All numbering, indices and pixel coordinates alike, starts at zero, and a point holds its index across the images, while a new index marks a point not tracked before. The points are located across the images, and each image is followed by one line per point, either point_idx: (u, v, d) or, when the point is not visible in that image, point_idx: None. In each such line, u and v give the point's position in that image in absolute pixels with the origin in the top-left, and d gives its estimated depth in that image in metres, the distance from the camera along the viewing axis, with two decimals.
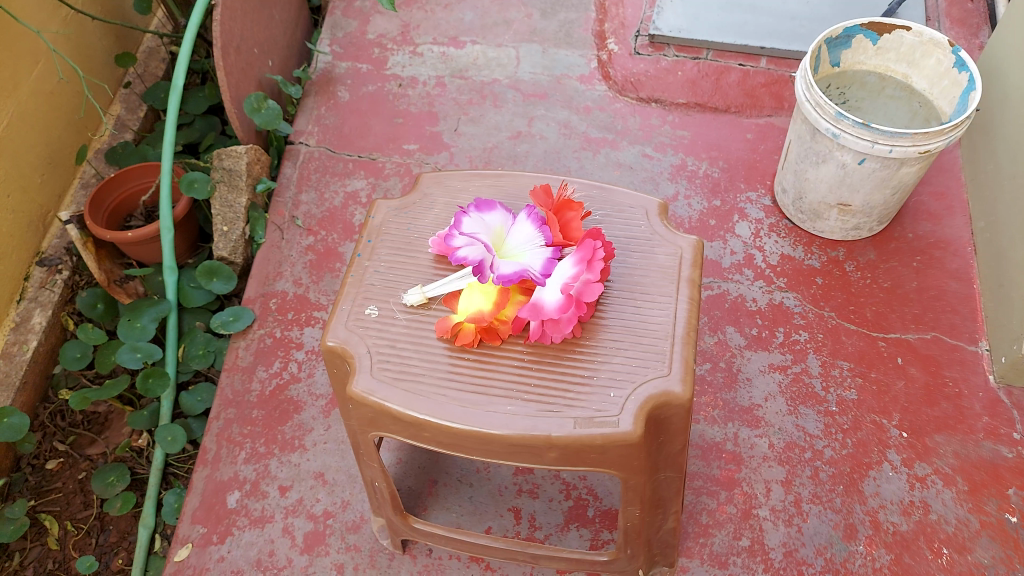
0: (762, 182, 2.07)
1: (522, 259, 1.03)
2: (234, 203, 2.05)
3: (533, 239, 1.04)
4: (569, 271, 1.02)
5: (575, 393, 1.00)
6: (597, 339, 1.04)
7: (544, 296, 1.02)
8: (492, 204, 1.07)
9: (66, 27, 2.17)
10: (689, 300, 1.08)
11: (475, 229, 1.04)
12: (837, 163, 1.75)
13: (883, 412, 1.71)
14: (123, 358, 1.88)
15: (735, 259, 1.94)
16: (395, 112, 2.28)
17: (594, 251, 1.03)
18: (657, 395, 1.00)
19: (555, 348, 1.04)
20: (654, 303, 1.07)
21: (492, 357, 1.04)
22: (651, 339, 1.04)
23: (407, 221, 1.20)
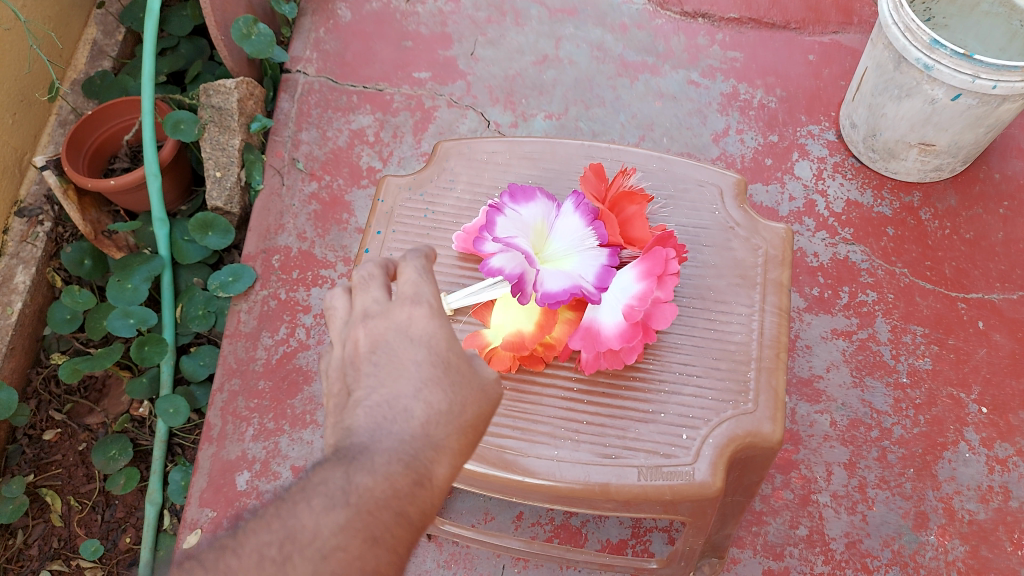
0: (826, 113, 1.81)
1: (571, 267, 0.86)
2: (227, 145, 1.82)
3: (583, 240, 0.87)
4: (633, 286, 0.85)
5: (636, 435, 0.86)
6: (661, 365, 0.89)
7: (602, 318, 0.86)
8: (530, 194, 0.89)
9: None
10: (778, 311, 0.92)
11: (512, 229, 0.86)
12: (924, 98, 1.49)
13: (961, 385, 1.53)
14: (113, 325, 1.70)
15: (794, 206, 1.70)
16: (403, 34, 2.00)
17: (665, 261, 0.85)
18: (740, 437, 0.86)
19: (607, 378, 0.89)
20: (732, 314, 0.92)
21: (534, 386, 0.89)
22: (731, 364, 0.89)
23: (422, 205, 1.05)
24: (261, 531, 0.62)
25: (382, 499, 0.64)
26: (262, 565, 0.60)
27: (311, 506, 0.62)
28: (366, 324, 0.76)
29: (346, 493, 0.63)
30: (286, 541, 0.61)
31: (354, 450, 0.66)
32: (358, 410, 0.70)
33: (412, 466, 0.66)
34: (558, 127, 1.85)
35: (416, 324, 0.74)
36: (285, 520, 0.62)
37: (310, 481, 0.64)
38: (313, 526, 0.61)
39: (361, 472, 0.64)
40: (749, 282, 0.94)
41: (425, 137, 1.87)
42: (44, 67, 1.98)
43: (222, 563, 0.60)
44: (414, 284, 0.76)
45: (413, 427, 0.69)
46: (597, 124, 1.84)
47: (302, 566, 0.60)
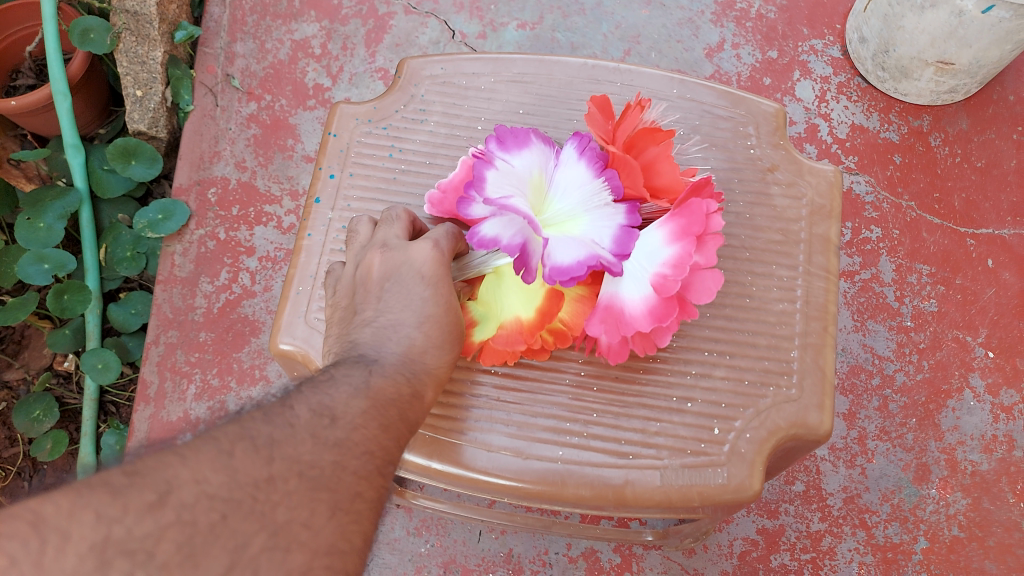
0: (829, 25, 1.63)
1: (580, 232, 0.72)
2: (148, 58, 1.54)
3: (593, 196, 0.73)
4: (663, 251, 0.71)
5: (655, 429, 0.82)
6: (688, 343, 0.85)
7: (626, 292, 0.74)
8: (526, 142, 0.76)
9: None
10: (825, 274, 0.90)
11: (505, 188, 0.71)
12: (950, 10, 1.32)
13: (967, 327, 1.43)
14: (26, 272, 1.48)
15: (796, 131, 1.54)
16: None
17: (704, 218, 0.70)
18: (785, 429, 0.83)
19: (621, 361, 0.84)
20: (773, 279, 0.89)
21: (535, 365, 0.83)
22: (773, 341, 0.86)
23: (388, 142, 0.97)
24: (303, 399, 0.66)
25: (392, 398, 0.70)
26: (310, 424, 0.64)
27: (342, 390, 0.68)
28: (382, 254, 0.81)
29: (367, 388, 0.69)
30: (322, 412, 0.65)
31: (366, 358, 0.73)
32: (366, 328, 0.77)
33: (413, 382, 0.73)
34: (532, 38, 1.63)
35: (430, 263, 0.78)
36: (319, 396, 0.66)
37: (334, 374, 0.70)
38: (344, 405, 0.67)
39: (375, 374, 0.71)
40: (791, 241, 0.91)
41: (379, 50, 1.63)
42: None
43: (284, 416, 0.64)
44: (440, 230, 0.82)
45: (414, 352, 0.75)
46: (576, 35, 1.63)
47: (340, 431, 0.65)
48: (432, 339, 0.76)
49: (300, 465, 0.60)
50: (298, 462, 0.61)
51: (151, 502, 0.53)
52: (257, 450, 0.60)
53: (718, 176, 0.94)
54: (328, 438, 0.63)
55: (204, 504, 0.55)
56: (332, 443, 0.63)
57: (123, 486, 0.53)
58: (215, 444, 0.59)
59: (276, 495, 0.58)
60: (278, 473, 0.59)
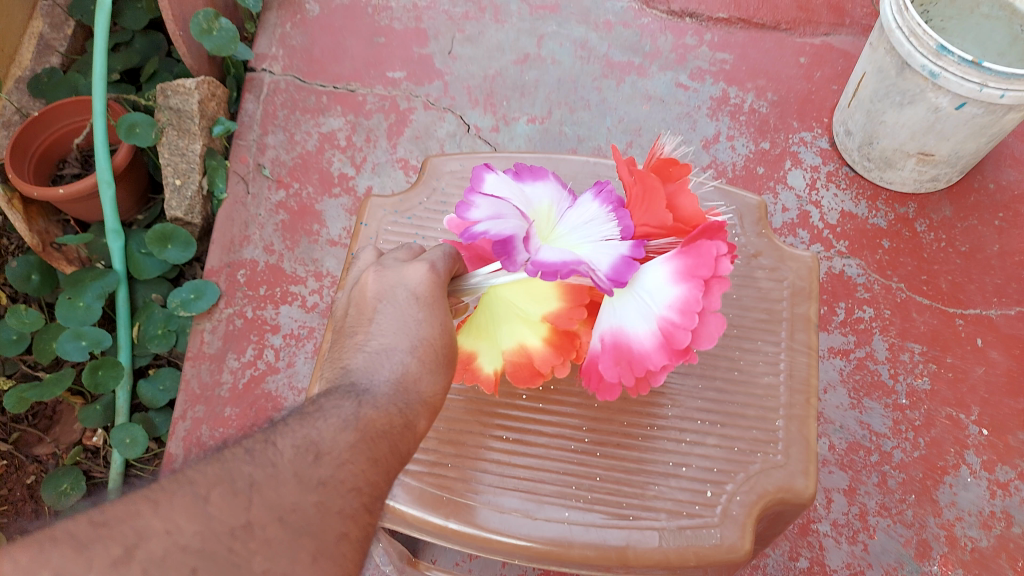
0: (819, 119, 1.75)
1: (581, 253, 0.78)
2: (187, 150, 1.68)
3: (599, 229, 0.80)
4: (670, 288, 0.76)
5: (654, 492, 0.89)
6: (682, 413, 0.92)
7: (635, 329, 0.79)
8: (543, 180, 0.86)
9: None
10: (806, 350, 0.97)
11: (503, 192, 0.83)
12: (928, 107, 1.43)
13: (960, 405, 1.49)
14: (64, 349, 1.58)
15: (788, 217, 1.65)
16: (375, 30, 1.87)
17: (714, 261, 0.74)
18: (773, 493, 0.89)
19: (621, 429, 0.91)
20: (759, 355, 0.97)
21: (543, 431, 0.91)
22: (761, 412, 0.93)
23: (412, 231, 1.07)
24: (289, 434, 0.69)
25: (383, 431, 0.72)
26: (293, 463, 0.67)
27: (330, 423, 0.70)
28: (377, 276, 0.83)
29: (357, 419, 0.71)
30: (309, 447, 0.68)
31: (358, 388, 0.74)
32: (359, 354, 0.78)
33: (407, 411, 0.74)
34: (542, 132, 1.76)
35: (424, 284, 0.81)
36: (306, 431, 0.69)
37: (324, 404, 0.72)
38: (331, 440, 0.69)
39: (366, 406, 0.72)
40: (775, 319, 0.99)
41: (400, 142, 1.76)
42: None
43: (268, 454, 0.67)
44: (435, 251, 0.85)
45: (406, 380, 0.76)
46: (582, 128, 1.75)
47: (325, 468, 0.67)
48: (425, 364, 0.77)
49: (280, 510, 0.64)
50: (279, 505, 0.64)
51: (118, 556, 0.58)
52: (235, 493, 0.63)
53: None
54: (319, 476, 0.66)
55: (175, 556, 0.59)
56: (320, 480, 0.66)
57: (87, 540, 0.58)
58: (191, 488, 0.63)
59: (255, 543, 0.61)
60: (257, 519, 0.62)
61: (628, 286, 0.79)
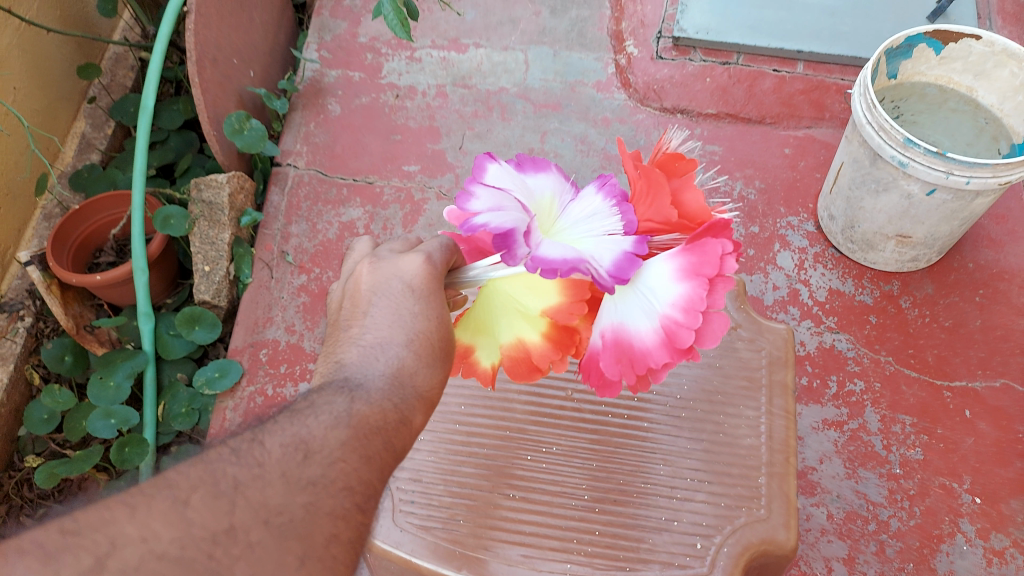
0: (804, 204, 1.87)
1: (585, 250, 0.79)
2: (216, 239, 1.82)
3: (602, 226, 0.82)
4: (676, 287, 0.78)
5: (637, 548, 1.10)
6: (676, 478, 1.16)
7: (639, 327, 0.81)
8: (544, 174, 0.88)
9: (19, 39, 1.89)
10: (783, 413, 1.21)
11: (505, 183, 0.85)
12: (901, 193, 1.55)
13: (952, 474, 1.54)
14: (94, 427, 1.66)
15: (778, 295, 1.75)
16: (393, 128, 2.04)
17: (718, 261, 0.75)
18: (757, 544, 1.10)
19: (614, 493, 1.15)
20: (741, 419, 1.20)
21: (545, 493, 1.14)
22: (745, 470, 1.16)
23: None
24: (277, 433, 0.79)
25: (376, 426, 0.82)
26: (282, 461, 0.77)
27: (321, 420, 0.80)
28: (375, 273, 0.93)
29: (349, 417, 0.81)
30: (300, 446, 0.78)
31: (352, 384, 0.84)
32: (354, 348, 0.89)
33: (401, 407, 0.84)
34: None
35: (416, 275, 0.90)
36: (296, 429, 0.79)
37: (318, 402, 0.82)
38: (321, 438, 0.79)
39: (357, 403, 0.82)
40: (755, 384, 1.24)
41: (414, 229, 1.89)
42: (31, 162, 1.98)
43: (254, 454, 0.76)
44: (433, 243, 0.94)
45: (403, 373, 0.86)
46: None
47: (314, 467, 0.77)
48: (421, 358, 0.87)
49: (266, 513, 0.73)
50: (264, 508, 0.73)
51: (90, 565, 0.65)
52: (217, 496, 0.72)
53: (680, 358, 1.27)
54: (309, 474, 0.76)
55: (148, 563, 0.66)
56: (311, 479, 0.76)
57: (57, 548, 0.65)
58: (170, 492, 0.71)
59: (237, 548, 0.70)
60: (239, 522, 0.71)
61: (633, 284, 0.82)
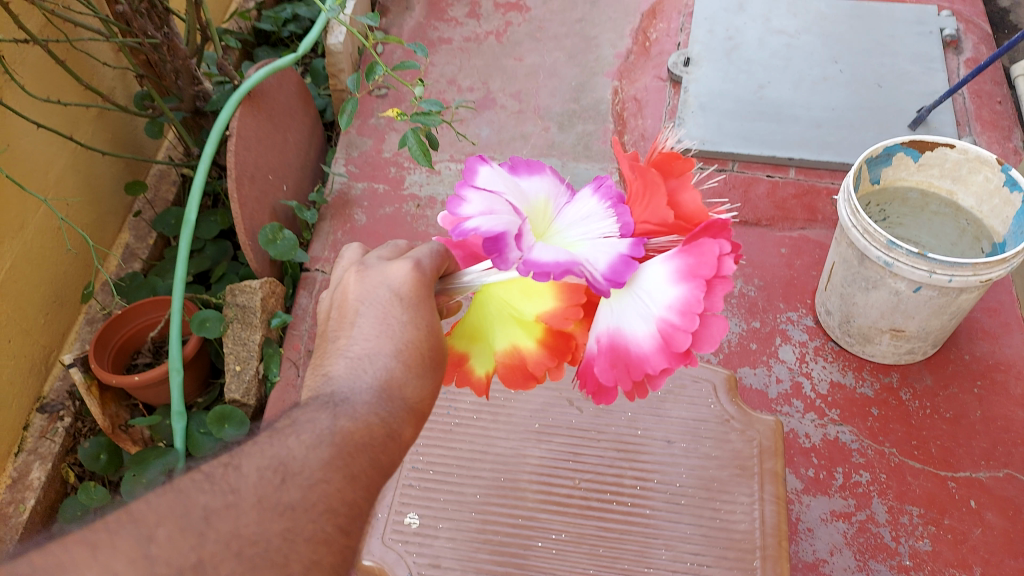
0: (803, 301, 1.97)
1: (580, 252, 0.86)
2: (248, 340, 1.94)
3: (595, 228, 0.88)
4: (673, 289, 0.81)
5: None
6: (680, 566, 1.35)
7: (637, 331, 0.85)
8: (536, 172, 0.94)
9: (74, 160, 2.08)
10: (774, 499, 1.40)
11: (496, 184, 0.90)
12: (890, 290, 1.64)
13: (962, 565, 1.57)
14: None
15: (782, 388, 1.83)
16: (414, 235, 2.18)
17: (715, 262, 0.79)
18: None
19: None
20: (736, 505, 1.41)
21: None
22: (741, 554, 1.35)
23: (445, 404, 1.56)
24: (252, 459, 0.81)
25: (362, 443, 0.86)
26: (258, 486, 0.79)
27: (303, 440, 0.83)
28: (362, 283, 0.98)
29: (331, 435, 0.85)
30: (280, 468, 0.81)
31: (335, 400, 0.88)
32: (342, 359, 0.93)
33: (388, 421, 0.89)
34: None
35: (404, 282, 0.96)
36: (275, 452, 0.82)
37: (302, 419, 0.86)
38: (301, 459, 0.82)
39: (340, 419, 0.87)
40: (748, 472, 1.44)
41: None
42: (78, 270, 2.13)
43: (228, 480, 0.79)
44: (421, 250, 0.99)
45: (392, 384, 0.91)
46: None
47: (290, 493, 0.80)
48: (409, 370, 0.92)
49: (238, 544, 0.75)
50: (236, 538, 0.75)
51: None
52: (184, 531, 0.74)
53: (677, 452, 1.49)
54: (288, 498, 0.79)
55: None
56: (291, 504, 0.79)
57: None
58: (135, 528, 0.73)
59: None
60: (207, 555, 0.73)
61: (631, 287, 0.86)
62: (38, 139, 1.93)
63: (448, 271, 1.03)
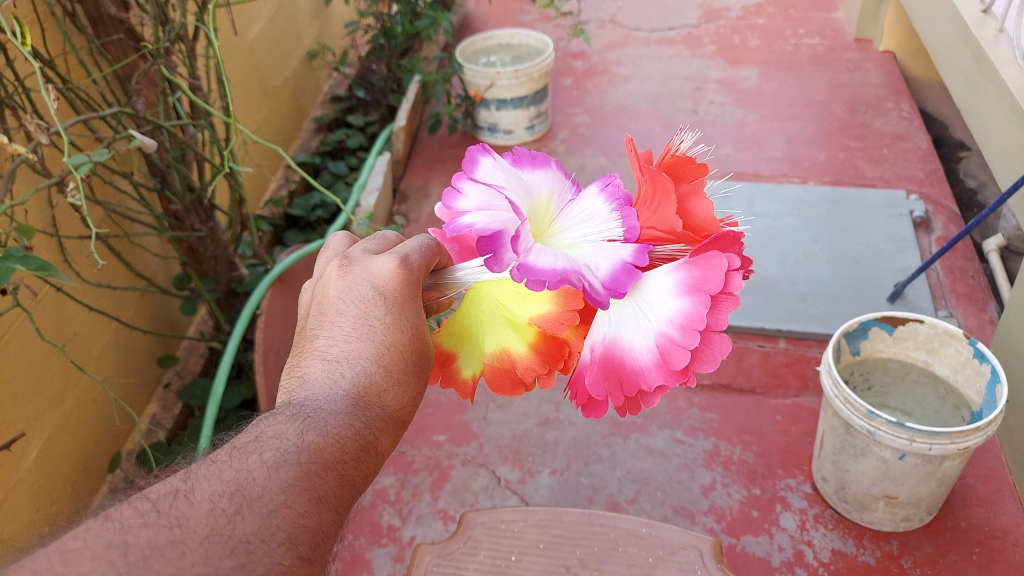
0: (800, 467, 2.04)
1: (581, 257, 0.84)
2: None
3: (599, 232, 0.87)
4: (678, 301, 0.81)
5: None
6: None
7: (636, 344, 0.84)
8: (541, 167, 0.93)
9: (116, 337, 2.26)
10: None
11: (497, 179, 0.90)
12: (877, 457, 1.72)
13: None
14: None
15: (784, 555, 1.86)
16: (425, 402, 2.30)
17: (723, 277, 0.78)
18: None
19: None
20: None
21: None
22: None
23: (451, 569, 1.63)
24: (208, 485, 0.81)
25: (330, 458, 0.86)
26: (211, 518, 0.78)
27: (266, 459, 0.84)
28: (346, 280, 1.01)
29: (297, 452, 0.85)
30: (236, 494, 0.80)
31: (305, 414, 0.90)
32: (319, 363, 0.96)
33: (362, 434, 0.91)
34: (562, 482, 2.06)
35: (387, 280, 0.98)
36: (236, 473, 0.82)
37: (266, 434, 0.87)
38: (263, 481, 0.82)
39: (308, 434, 0.87)
40: None
41: (442, 495, 2.05)
42: (107, 440, 2.25)
43: (176, 513, 0.78)
44: (409, 246, 1.03)
45: (369, 393, 0.94)
46: (596, 477, 2.06)
47: (243, 524, 0.78)
48: (387, 375, 0.95)
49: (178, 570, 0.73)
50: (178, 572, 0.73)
51: None
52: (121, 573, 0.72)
53: None
54: (242, 530, 0.77)
55: None
56: (244, 536, 0.77)
57: None
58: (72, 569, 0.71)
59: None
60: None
61: (632, 296, 0.85)
62: (88, 320, 2.12)
63: (439, 265, 1.06)
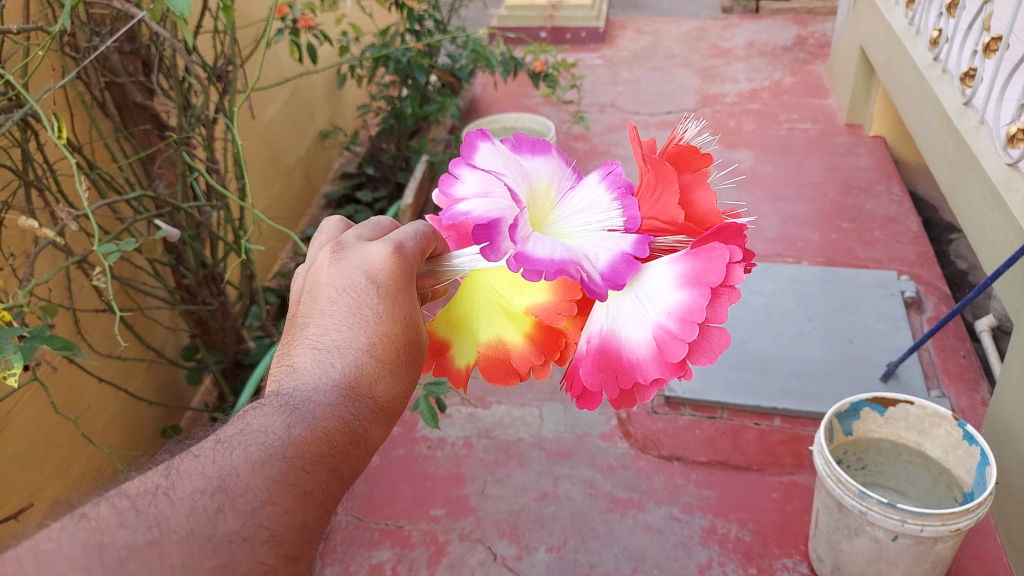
0: (796, 546, 2.04)
1: (581, 247, 0.83)
2: None
3: (600, 220, 0.85)
4: (678, 291, 0.79)
5: None
6: None
7: (634, 335, 0.83)
8: (541, 154, 0.92)
9: (122, 407, 2.30)
10: None
11: (496, 164, 0.88)
12: (871, 537, 1.74)
13: None
14: None
15: None
16: (424, 475, 2.33)
17: (724, 269, 0.76)
18: None
19: None
20: None
21: None
22: None
23: None
24: (189, 482, 0.79)
25: (316, 453, 0.85)
26: (191, 520, 0.76)
27: (250, 453, 0.82)
28: (339, 267, 0.98)
29: (284, 447, 0.83)
30: (218, 493, 0.78)
31: (292, 407, 0.87)
32: (308, 353, 0.93)
33: (352, 427, 0.88)
34: (558, 559, 2.06)
35: (381, 269, 0.95)
36: (218, 469, 0.80)
37: (252, 427, 0.85)
38: (246, 479, 0.80)
39: (295, 428, 0.85)
40: None
41: (438, 570, 2.06)
42: None
43: (153, 515, 0.76)
44: (404, 233, 0.99)
45: (361, 384, 0.91)
46: (593, 554, 2.06)
47: (224, 525, 0.76)
48: (380, 368, 0.93)
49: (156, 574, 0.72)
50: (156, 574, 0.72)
51: None
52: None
53: None
54: (222, 530, 0.76)
55: None
56: (225, 537, 0.75)
57: None
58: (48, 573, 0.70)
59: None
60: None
61: (633, 285, 0.84)
62: (96, 390, 2.17)
63: (435, 253, 1.03)
